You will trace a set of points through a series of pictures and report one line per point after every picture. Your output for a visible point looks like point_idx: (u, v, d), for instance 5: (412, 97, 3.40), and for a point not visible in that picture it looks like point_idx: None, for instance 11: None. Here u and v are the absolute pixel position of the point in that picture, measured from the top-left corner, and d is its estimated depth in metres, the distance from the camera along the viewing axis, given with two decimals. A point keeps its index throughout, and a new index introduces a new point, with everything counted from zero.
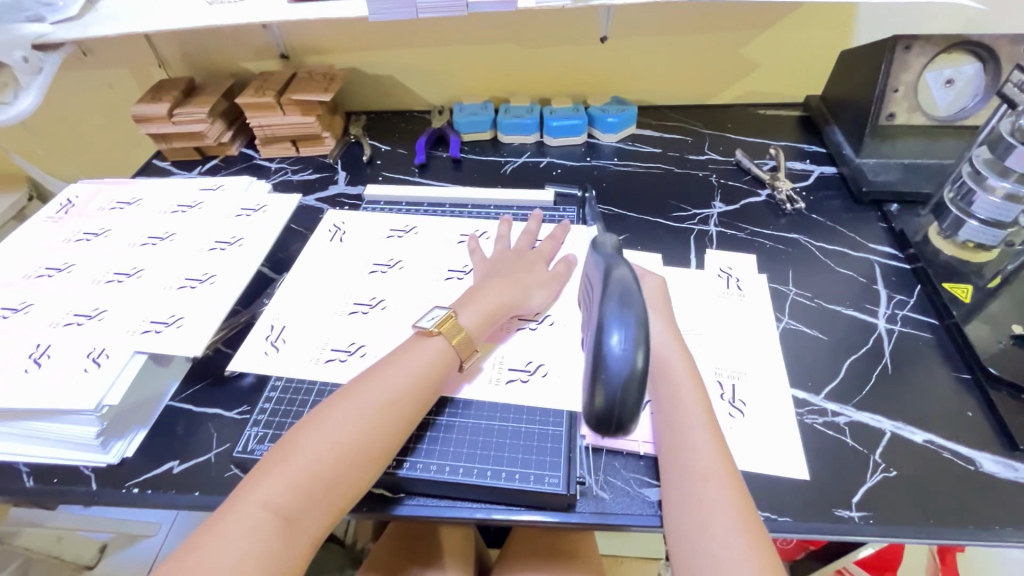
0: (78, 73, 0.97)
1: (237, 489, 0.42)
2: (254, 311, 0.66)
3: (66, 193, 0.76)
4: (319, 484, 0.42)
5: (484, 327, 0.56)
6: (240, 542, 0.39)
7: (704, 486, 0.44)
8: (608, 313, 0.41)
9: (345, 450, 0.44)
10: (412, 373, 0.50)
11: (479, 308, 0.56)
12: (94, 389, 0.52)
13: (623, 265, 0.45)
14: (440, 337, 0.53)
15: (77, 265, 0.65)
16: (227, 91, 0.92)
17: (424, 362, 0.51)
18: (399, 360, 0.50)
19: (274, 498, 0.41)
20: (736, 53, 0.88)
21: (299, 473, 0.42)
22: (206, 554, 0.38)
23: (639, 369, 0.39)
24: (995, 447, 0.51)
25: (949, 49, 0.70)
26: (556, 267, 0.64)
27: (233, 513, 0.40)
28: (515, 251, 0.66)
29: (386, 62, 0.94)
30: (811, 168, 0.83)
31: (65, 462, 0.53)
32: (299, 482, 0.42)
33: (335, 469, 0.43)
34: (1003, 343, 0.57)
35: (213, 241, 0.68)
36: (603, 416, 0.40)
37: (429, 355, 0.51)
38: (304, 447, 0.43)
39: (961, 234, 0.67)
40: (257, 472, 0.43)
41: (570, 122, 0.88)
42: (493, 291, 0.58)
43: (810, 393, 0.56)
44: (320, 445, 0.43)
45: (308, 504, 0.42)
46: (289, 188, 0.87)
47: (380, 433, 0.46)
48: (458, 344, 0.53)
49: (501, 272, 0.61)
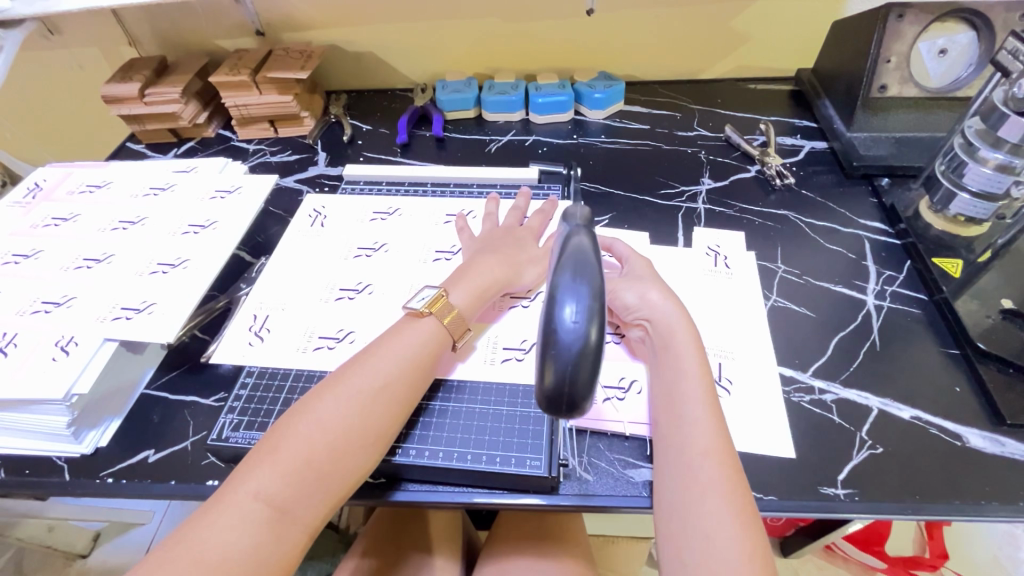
0: (44, 53, 0.94)
1: (227, 479, 0.41)
2: (232, 295, 0.64)
3: (33, 177, 0.74)
4: (313, 475, 0.41)
5: (478, 303, 0.54)
6: (232, 534, 0.38)
7: (699, 466, 0.43)
8: (560, 285, 0.39)
9: (338, 438, 0.42)
10: (404, 355, 0.48)
11: (471, 286, 0.55)
12: (62, 378, 0.50)
13: (582, 234, 0.43)
14: (431, 318, 0.51)
15: (45, 251, 0.63)
16: (201, 70, 0.89)
17: (416, 344, 0.49)
18: (392, 341, 0.49)
19: (265, 489, 0.40)
20: (727, 25, 0.86)
21: (291, 463, 0.41)
22: (197, 547, 0.37)
23: (593, 342, 0.37)
24: (982, 422, 0.51)
25: (942, 18, 0.68)
26: (545, 244, 0.63)
27: (223, 505, 0.39)
28: (504, 228, 0.64)
29: (365, 38, 0.90)
30: (802, 143, 0.82)
31: (36, 452, 0.52)
32: (291, 472, 0.40)
33: (329, 458, 0.42)
34: (993, 318, 0.56)
35: (187, 224, 0.66)
36: (553, 394, 0.37)
37: (420, 336, 0.50)
38: (296, 435, 0.42)
39: (952, 208, 0.65)
40: (247, 462, 0.42)
41: (556, 98, 0.85)
42: (485, 268, 0.57)
43: (797, 371, 0.55)
44: (312, 433, 0.42)
45: (303, 495, 0.40)
46: (267, 170, 0.84)
47: (374, 420, 0.44)
48: (449, 323, 0.52)
49: (493, 248, 0.60)
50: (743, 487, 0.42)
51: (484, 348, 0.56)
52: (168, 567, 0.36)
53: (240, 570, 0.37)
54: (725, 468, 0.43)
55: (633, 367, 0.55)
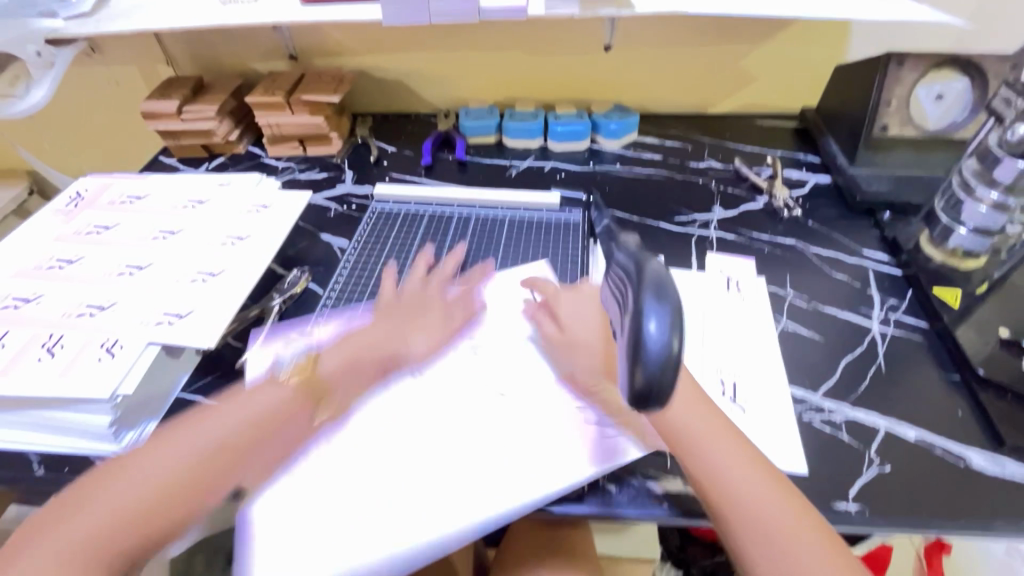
0: (87, 70, 0.98)
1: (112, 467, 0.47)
2: (264, 305, 0.67)
3: (75, 187, 0.77)
4: (176, 487, 0.45)
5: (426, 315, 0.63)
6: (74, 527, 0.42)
7: (726, 470, 0.46)
8: (644, 302, 0.37)
9: (206, 457, 0.48)
10: (243, 418, 0.51)
11: (345, 348, 0.59)
12: (109, 379, 0.52)
13: (654, 258, 0.41)
14: (284, 387, 0.54)
15: (88, 257, 0.66)
16: (235, 90, 0.93)
17: (263, 409, 0.52)
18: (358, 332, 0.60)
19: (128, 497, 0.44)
20: (736, 65, 0.91)
21: (155, 473, 0.46)
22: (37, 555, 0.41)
23: (676, 356, 0.36)
24: (983, 445, 0.54)
25: (939, 65, 0.73)
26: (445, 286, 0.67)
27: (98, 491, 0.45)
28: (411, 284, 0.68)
29: (394, 66, 0.95)
30: (807, 176, 0.86)
31: (77, 451, 0.54)
32: (151, 485, 0.45)
33: (186, 476, 0.46)
34: (991, 346, 0.60)
35: (224, 236, 0.69)
36: (642, 394, 0.37)
37: (269, 404, 0.52)
38: (192, 437, 0.49)
39: (951, 241, 0.68)
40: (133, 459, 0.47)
41: (574, 127, 0.90)
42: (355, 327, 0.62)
43: (807, 391, 0.58)
44: (142, 476, 0.45)
45: (150, 512, 0.44)
46: (296, 187, 0.88)
47: (185, 478, 0.46)
48: (302, 384, 0.55)
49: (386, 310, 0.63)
50: (783, 479, 0.47)
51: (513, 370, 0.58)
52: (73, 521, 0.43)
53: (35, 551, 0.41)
54: (775, 489, 0.45)
55: None
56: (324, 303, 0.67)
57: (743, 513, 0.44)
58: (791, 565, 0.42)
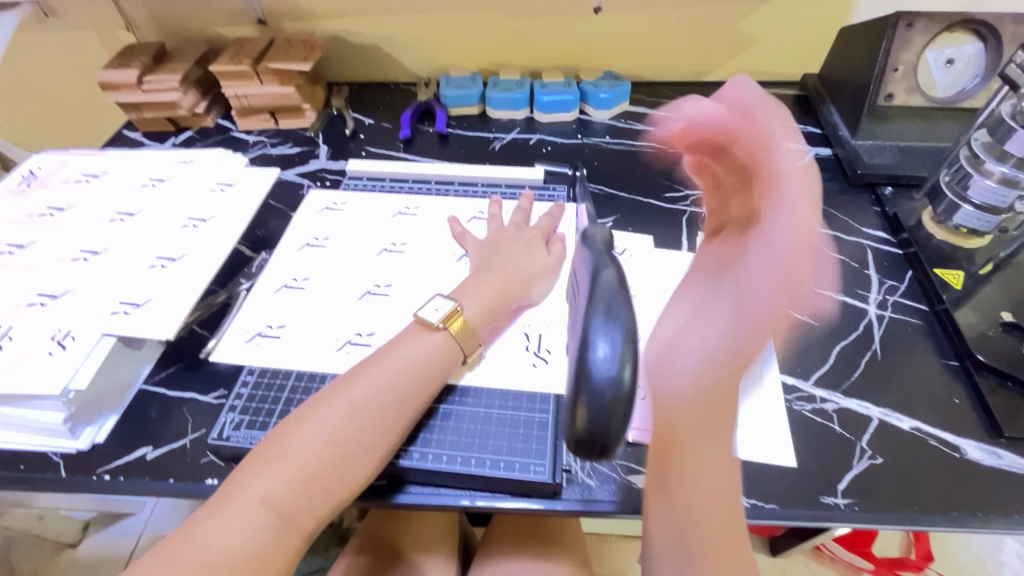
0: (41, 36, 0.92)
1: (255, 458, 0.42)
2: (231, 290, 0.64)
3: (27, 164, 0.72)
4: (352, 464, 0.43)
5: (535, 249, 0.62)
6: (223, 534, 0.38)
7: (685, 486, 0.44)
8: (595, 326, 0.44)
9: (376, 430, 0.44)
10: (411, 365, 0.48)
11: (482, 299, 0.55)
12: (59, 374, 0.49)
13: (609, 268, 0.49)
14: (444, 332, 0.51)
15: (41, 241, 0.62)
16: (201, 58, 0.87)
17: (427, 354, 0.49)
18: (487, 273, 0.57)
19: (267, 492, 0.40)
20: (734, 28, 0.85)
21: (326, 449, 0.42)
22: (225, 526, 0.39)
23: (626, 385, 0.41)
24: (980, 435, 0.51)
25: (952, 27, 0.68)
26: (552, 249, 0.63)
27: (234, 493, 0.40)
28: (514, 228, 0.64)
29: (369, 31, 0.89)
30: (806, 149, 0.81)
31: (32, 448, 0.51)
32: (327, 460, 0.42)
33: (362, 452, 0.43)
34: (991, 330, 0.57)
35: (186, 217, 0.65)
36: (585, 437, 0.41)
37: (430, 348, 0.50)
38: (353, 398, 0.45)
39: (955, 219, 0.65)
40: (272, 445, 0.43)
41: (561, 97, 0.85)
42: (490, 279, 0.57)
43: (798, 379, 0.56)
44: (283, 472, 0.41)
45: (331, 488, 0.42)
46: (268, 163, 0.83)
47: (337, 477, 0.42)
48: (461, 337, 0.51)
49: (500, 259, 0.59)
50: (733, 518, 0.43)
51: (500, 360, 0.55)
52: (195, 535, 0.38)
53: (177, 559, 0.37)
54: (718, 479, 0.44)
55: (635, 372, 0.55)
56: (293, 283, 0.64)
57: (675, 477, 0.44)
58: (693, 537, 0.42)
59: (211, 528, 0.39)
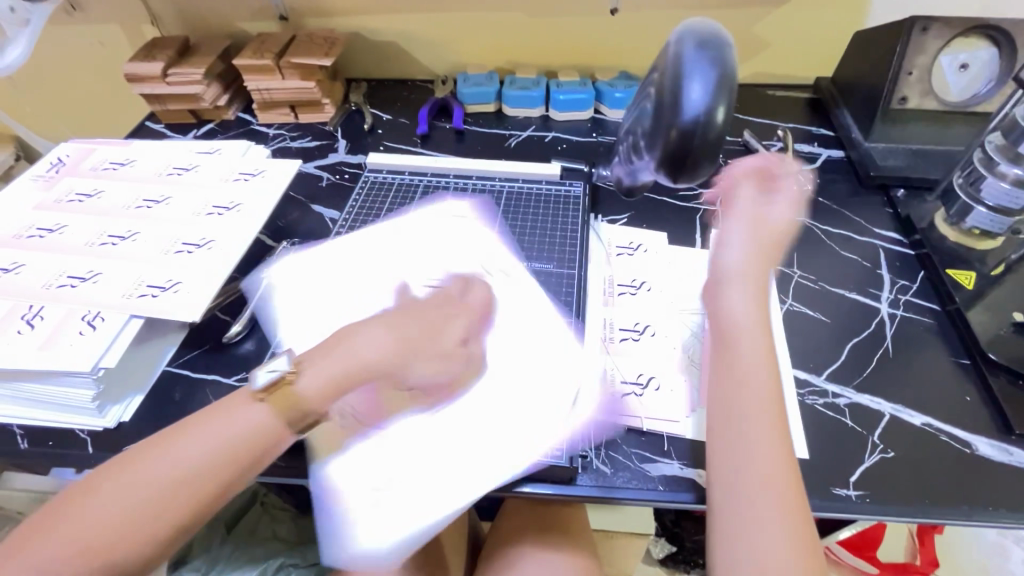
0: (68, 28, 0.94)
1: (90, 483, 0.40)
2: (253, 278, 0.65)
3: (55, 152, 0.74)
4: (182, 501, 0.40)
5: (440, 330, 0.49)
6: (45, 562, 0.37)
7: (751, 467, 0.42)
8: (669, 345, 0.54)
9: (213, 472, 0.41)
10: (259, 408, 0.44)
11: (327, 372, 0.45)
12: (89, 353, 0.50)
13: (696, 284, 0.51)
14: (281, 383, 0.45)
15: (69, 226, 0.63)
16: (224, 52, 0.89)
17: (269, 399, 0.44)
18: (345, 339, 0.47)
19: (95, 523, 0.38)
20: (749, 31, 0.86)
21: (167, 482, 0.40)
22: (50, 552, 0.38)
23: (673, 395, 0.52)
24: (992, 432, 0.52)
25: (966, 32, 0.69)
26: (459, 340, 0.50)
27: (65, 519, 0.39)
28: (432, 300, 0.52)
29: (389, 28, 0.91)
30: (819, 150, 0.82)
31: (60, 424, 0.53)
32: (162, 494, 0.40)
33: (195, 495, 0.40)
34: (1003, 330, 0.57)
35: (210, 205, 0.66)
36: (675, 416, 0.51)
37: (274, 392, 0.45)
38: (210, 431, 0.42)
39: (968, 221, 0.66)
40: (111, 474, 0.40)
41: (576, 96, 0.86)
42: (353, 353, 0.46)
43: (811, 374, 0.56)
44: (117, 503, 0.39)
45: (163, 524, 0.39)
46: (288, 155, 0.85)
47: (167, 515, 0.40)
48: (292, 400, 0.44)
49: (392, 327, 0.48)
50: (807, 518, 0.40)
51: None
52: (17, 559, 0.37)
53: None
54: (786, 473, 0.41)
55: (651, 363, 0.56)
56: None
57: (742, 466, 0.42)
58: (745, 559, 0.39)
59: (34, 558, 0.37)
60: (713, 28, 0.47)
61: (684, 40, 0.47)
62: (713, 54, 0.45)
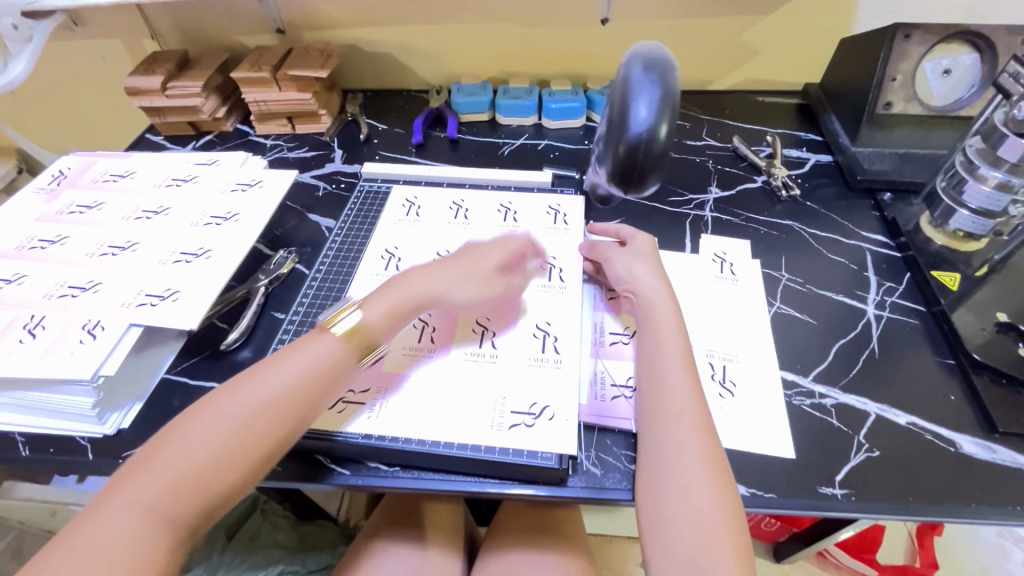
0: (69, 44, 0.96)
1: (181, 423, 0.44)
2: (250, 286, 0.66)
3: (57, 165, 0.75)
4: (278, 420, 0.45)
5: (490, 257, 0.60)
6: (153, 488, 0.40)
7: (678, 431, 0.47)
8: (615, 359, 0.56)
9: (302, 392, 0.46)
10: (342, 337, 0.50)
11: (388, 302, 0.53)
12: (89, 361, 0.52)
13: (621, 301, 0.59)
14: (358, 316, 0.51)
15: (70, 237, 0.65)
16: (222, 65, 0.90)
17: (355, 327, 0.50)
18: (418, 273, 0.56)
19: (194, 448, 0.42)
20: (738, 39, 0.88)
21: (259, 406, 0.44)
22: (153, 482, 0.40)
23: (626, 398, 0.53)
24: (976, 431, 0.53)
25: (947, 39, 0.70)
26: (509, 263, 0.60)
27: (159, 455, 0.41)
28: (480, 240, 0.63)
29: (384, 40, 0.92)
30: (807, 155, 0.84)
31: (61, 432, 0.54)
32: (256, 417, 0.44)
33: (290, 413, 0.45)
34: (987, 330, 0.58)
35: (209, 216, 0.68)
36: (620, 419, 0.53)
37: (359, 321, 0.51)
38: (297, 358, 0.47)
39: (951, 223, 0.68)
40: (200, 411, 0.44)
41: (568, 104, 0.88)
42: (424, 282, 0.56)
43: (799, 375, 0.57)
44: (216, 427, 0.43)
45: (259, 442, 0.43)
46: (285, 166, 0.86)
47: (267, 433, 0.44)
48: (358, 340, 0.50)
49: (451, 264, 0.58)
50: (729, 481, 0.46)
51: (507, 351, 0.57)
52: (117, 494, 0.40)
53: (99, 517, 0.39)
54: (714, 473, 0.45)
55: None
56: (310, 283, 0.66)
57: (674, 467, 0.46)
58: (680, 552, 0.43)
59: (138, 489, 0.40)
60: (661, 53, 0.50)
61: (633, 61, 0.49)
62: (658, 78, 0.48)
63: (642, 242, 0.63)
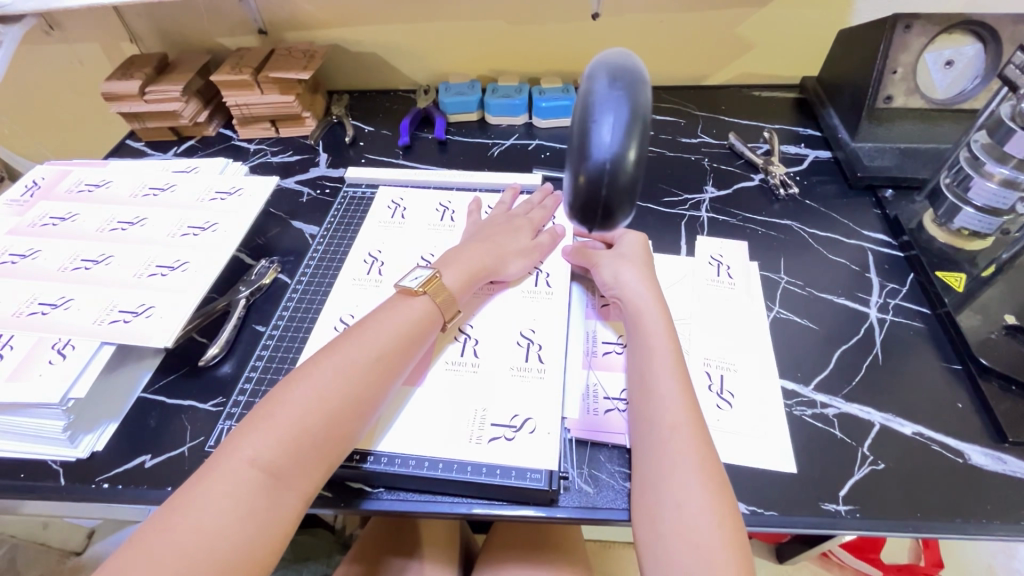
0: (44, 48, 0.93)
1: (232, 435, 0.41)
2: (231, 298, 0.64)
3: (31, 175, 0.73)
4: (344, 420, 0.44)
5: (521, 232, 0.63)
6: (224, 502, 0.38)
7: (673, 444, 0.45)
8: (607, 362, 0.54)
9: (363, 387, 0.45)
10: (397, 327, 0.50)
11: (461, 269, 0.57)
12: (57, 383, 0.49)
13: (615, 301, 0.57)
14: (425, 297, 0.53)
15: (42, 251, 0.62)
16: (202, 69, 0.88)
17: (409, 318, 0.51)
18: (466, 248, 0.59)
19: (260, 455, 0.40)
20: (733, 32, 0.85)
21: (319, 408, 0.43)
22: (219, 497, 0.38)
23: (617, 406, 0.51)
24: (984, 440, 0.51)
25: (949, 29, 0.68)
26: (540, 237, 0.64)
27: (218, 469, 0.39)
28: (509, 214, 0.66)
29: (368, 39, 0.90)
30: (806, 151, 0.81)
31: (32, 456, 0.52)
32: (319, 418, 0.43)
33: (354, 409, 0.44)
34: (994, 333, 0.56)
35: (186, 226, 0.65)
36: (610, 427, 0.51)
37: (413, 311, 0.52)
38: (349, 353, 0.47)
39: (956, 221, 0.65)
40: (250, 421, 0.42)
41: (559, 103, 0.85)
42: (477, 252, 0.59)
43: (799, 384, 0.55)
44: (275, 433, 0.41)
45: (324, 444, 0.42)
46: (268, 171, 0.84)
47: (333, 431, 0.43)
48: (441, 302, 0.53)
49: (485, 237, 0.62)
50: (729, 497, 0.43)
51: (489, 361, 0.55)
52: (177, 516, 0.37)
53: (169, 537, 0.36)
54: (711, 484, 0.43)
55: None
56: (291, 294, 0.64)
57: (665, 477, 0.44)
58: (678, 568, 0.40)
59: (205, 505, 0.38)
60: (629, 66, 0.46)
61: (596, 76, 0.45)
62: (623, 93, 0.43)
63: (631, 242, 0.61)
